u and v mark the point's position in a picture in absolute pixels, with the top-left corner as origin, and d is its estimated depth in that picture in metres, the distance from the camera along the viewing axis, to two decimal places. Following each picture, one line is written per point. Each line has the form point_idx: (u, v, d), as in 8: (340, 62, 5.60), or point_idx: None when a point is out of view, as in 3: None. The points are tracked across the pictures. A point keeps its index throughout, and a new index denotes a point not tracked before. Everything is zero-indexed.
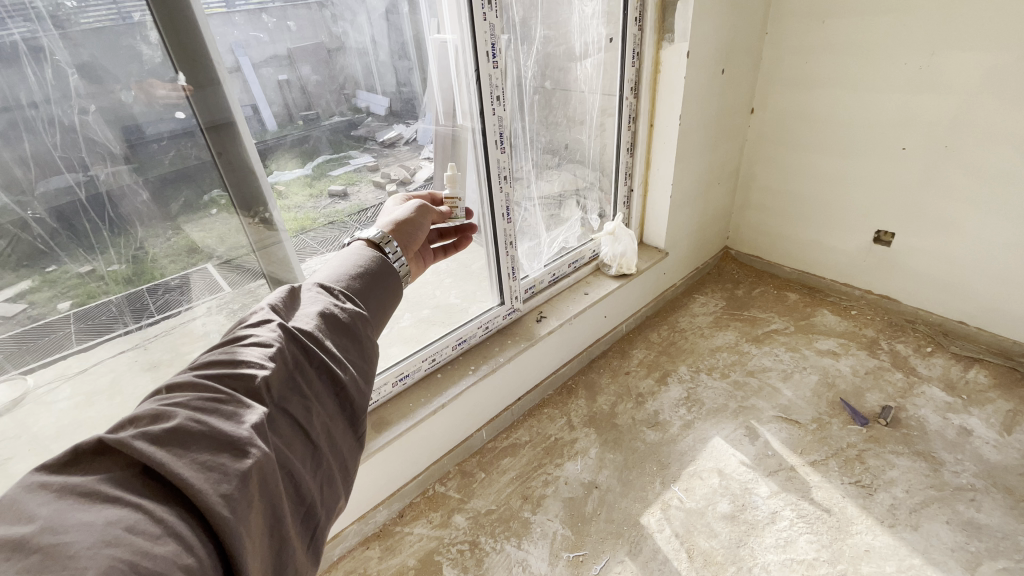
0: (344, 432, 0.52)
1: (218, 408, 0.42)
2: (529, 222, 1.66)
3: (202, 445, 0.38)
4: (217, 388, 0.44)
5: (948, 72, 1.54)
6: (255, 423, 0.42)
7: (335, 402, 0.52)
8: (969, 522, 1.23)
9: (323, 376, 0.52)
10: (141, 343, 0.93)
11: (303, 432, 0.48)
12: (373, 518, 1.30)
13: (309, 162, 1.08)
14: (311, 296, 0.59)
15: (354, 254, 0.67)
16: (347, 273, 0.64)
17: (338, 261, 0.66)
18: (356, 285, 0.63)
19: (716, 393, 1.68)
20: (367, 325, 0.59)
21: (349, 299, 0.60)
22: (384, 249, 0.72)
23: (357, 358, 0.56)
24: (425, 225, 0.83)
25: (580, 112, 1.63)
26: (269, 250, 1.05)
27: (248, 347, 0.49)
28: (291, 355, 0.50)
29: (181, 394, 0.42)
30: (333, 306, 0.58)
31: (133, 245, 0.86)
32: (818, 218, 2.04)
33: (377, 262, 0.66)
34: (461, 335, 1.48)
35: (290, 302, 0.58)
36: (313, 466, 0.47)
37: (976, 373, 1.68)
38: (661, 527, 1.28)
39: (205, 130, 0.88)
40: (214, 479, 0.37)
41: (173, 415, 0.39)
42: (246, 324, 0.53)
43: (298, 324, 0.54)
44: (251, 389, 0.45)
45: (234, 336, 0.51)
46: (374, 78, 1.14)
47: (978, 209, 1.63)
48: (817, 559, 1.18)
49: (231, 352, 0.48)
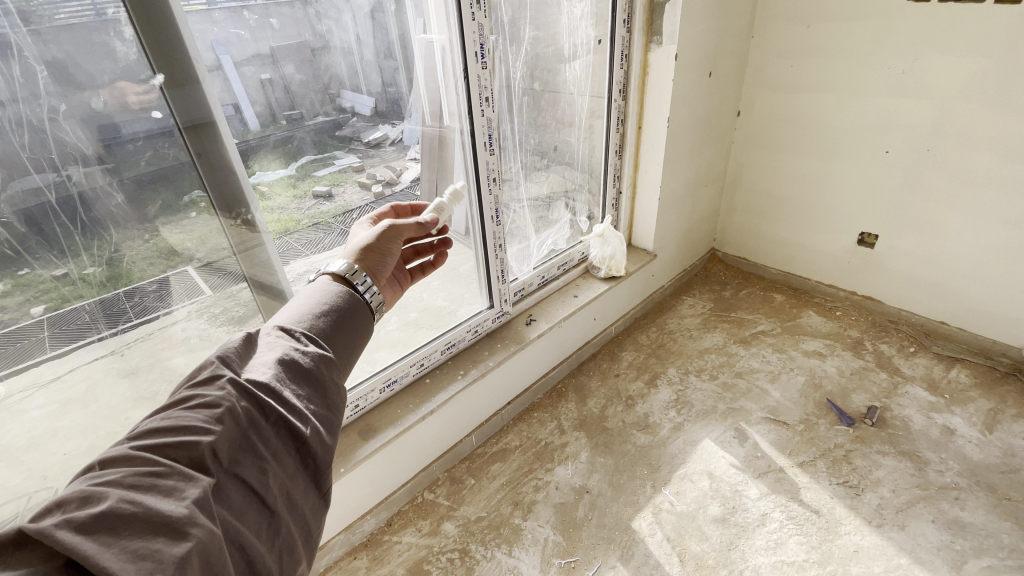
0: (306, 492, 0.51)
1: (157, 484, 0.40)
2: (518, 224, 1.65)
3: (136, 528, 0.36)
4: (156, 461, 0.42)
5: (931, 76, 1.57)
6: (197, 498, 0.40)
7: (296, 459, 0.51)
8: (954, 521, 1.25)
9: (282, 432, 0.51)
10: (118, 349, 0.90)
11: (257, 498, 0.46)
12: (361, 527, 1.27)
13: (292, 163, 1.05)
14: (269, 342, 0.57)
15: (321, 290, 0.66)
16: (312, 312, 0.62)
17: (303, 299, 0.64)
18: (321, 324, 0.61)
19: (705, 394, 1.69)
20: (332, 368, 0.58)
21: (313, 340, 0.59)
22: (353, 282, 0.69)
23: (321, 407, 0.55)
24: (393, 252, 0.81)
25: (569, 114, 1.62)
26: (250, 253, 1.01)
27: (192, 407, 0.47)
28: (244, 414, 0.49)
29: (114, 470, 0.40)
30: (293, 350, 0.56)
31: (108, 249, 0.83)
32: (804, 221, 2.06)
33: (345, 298, 0.65)
34: (451, 338, 1.46)
35: (246, 350, 0.56)
36: (268, 536, 0.46)
37: (957, 373, 1.71)
38: (652, 532, 1.28)
39: (183, 130, 0.84)
40: (147, 569, 0.34)
41: (103, 496, 0.37)
42: (194, 381, 0.50)
43: (253, 376, 0.52)
44: (194, 459, 0.43)
45: (178, 395, 0.48)
46: (359, 78, 1.11)
47: (959, 213, 1.66)
48: (807, 560, 1.19)
49: (175, 415, 0.46)
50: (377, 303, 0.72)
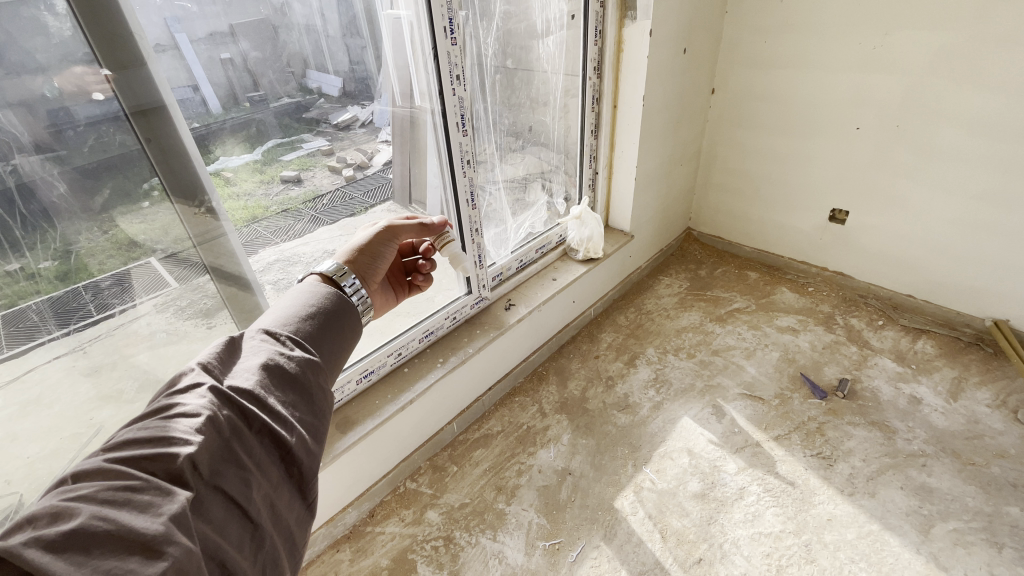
0: (290, 502, 0.49)
1: (132, 499, 0.37)
2: (494, 207, 1.61)
3: (110, 548, 0.34)
4: (133, 473, 0.39)
5: (901, 51, 1.58)
6: (175, 514, 0.38)
7: (280, 469, 0.49)
8: (921, 486, 1.31)
9: (265, 441, 0.48)
10: (79, 346, 0.85)
11: (240, 510, 0.43)
12: (342, 520, 1.25)
13: (257, 147, 0.99)
14: (253, 347, 0.54)
15: (307, 292, 0.63)
16: (297, 315, 0.60)
17: (289, 301, 0.62)
18: (307, 329, 0.59)
19: (683, 372, 1.71)
20: (318, 374, 0.56)
21: (298, 345, 0.57)
22: (338, 283, 0.68)
23: (306, 414, 0.53)
24: (383, 257, 0.83)
25: (544, 93, 1.58)
26: (213, 244, 0.96)
27: (173, 417, 0.44)
28: (226, 422, 0.46)
29: (88, 483, 0.38)
30: (277, 356, 0.54)
31: (58, 242, 0.77)
32: (777, 199, 2.09)
33: (332, 300, 0.63)
34: (429, 326, 1.43)
35: (229, 355, 0.53)
36: (251, 550, 0.43)
37: (923, 344, 1.77)
38: (634, 510, 1.30)
39: (131, 116, 0.79)
40: None
41: (76, 512, 0.35)
42: (174, 390, 0.48)
43: (237, 383, 0.50)
44: (173, 472, 0.41)
45: (156, 404, 0.46)
46: (324, 57, 1.05)
47: (926, 188, 1.70)
48: (783, 531, 1.23)
49: (153, 425, 0.43)
50: (365, 305, 0.71)
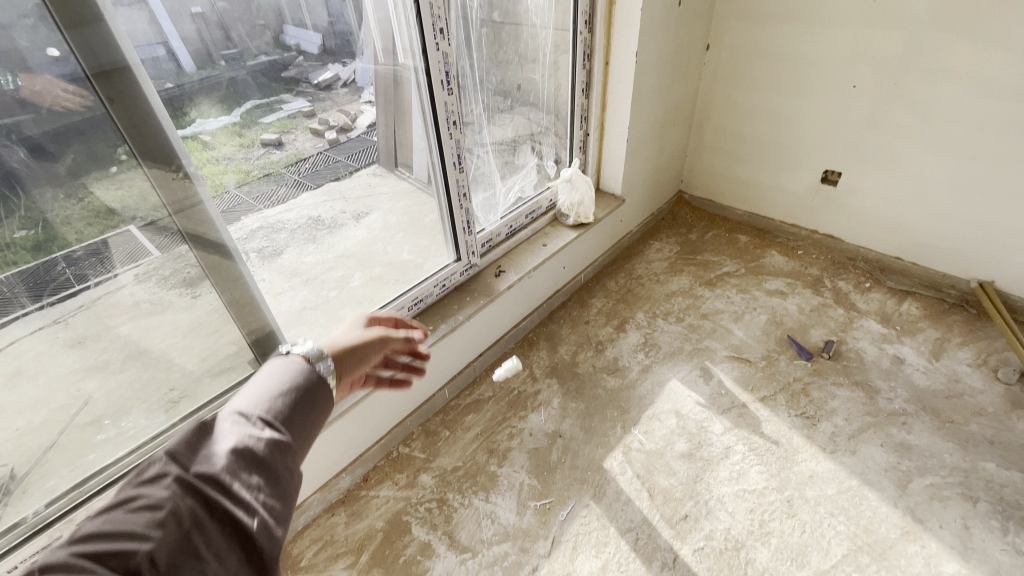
0: None
1: None
2: (481, 170, 1.58)
3: None
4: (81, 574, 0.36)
5: (901, 4, 1.53)
6: None
7: (242, 562, 0.43)
8: (901, 444, 1.35)
9: (228, 529, 0.44)
10: (62, 317, 0.84)
11: None
12: (336, 485, 1.27)
13: (235, 109, 0.96)
14: (224, 428, 0.50)
15: (285, 366, 0.58)
16: (274, 395, 0.55)
17: (265, 378, 0.57)
18: (282, 407, 0.54)
19: (672, 336, 1.73)
20: (290, 456, 0.50)
21: (271, 424, 0.52)
22: (318, 364, 0.62)
23: (275, 498, 0.47)
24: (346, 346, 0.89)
25: (532, 48, 1.52)
26: (190, 212, 0.88)
27: (133, 510, 0.42)
28: (188, 514, 0.43)
29: None
30: (248, 437, 0.49)
31: (30, 210, 0.74)
32: (770, 160, 2.06)
33: (309, 376, 0.58)
34: (416, 296, 1.38)
35: (198, 437, 0.49)
36: None
37: (909, 306, 1.80)
38: (623, 470, 1.33)
39: (92, 78, 0.71)
40: None
41: None
42: (136, 479, 0.45)
43: (203, 468, 0.46)
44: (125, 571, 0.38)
45: (118, 495, 0.43)
46: (302, 11, 0.98)
47: (920, 148, 1.68)
48: (766, 487, 1.27)
49: (113, 519, 0.41)
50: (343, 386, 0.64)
